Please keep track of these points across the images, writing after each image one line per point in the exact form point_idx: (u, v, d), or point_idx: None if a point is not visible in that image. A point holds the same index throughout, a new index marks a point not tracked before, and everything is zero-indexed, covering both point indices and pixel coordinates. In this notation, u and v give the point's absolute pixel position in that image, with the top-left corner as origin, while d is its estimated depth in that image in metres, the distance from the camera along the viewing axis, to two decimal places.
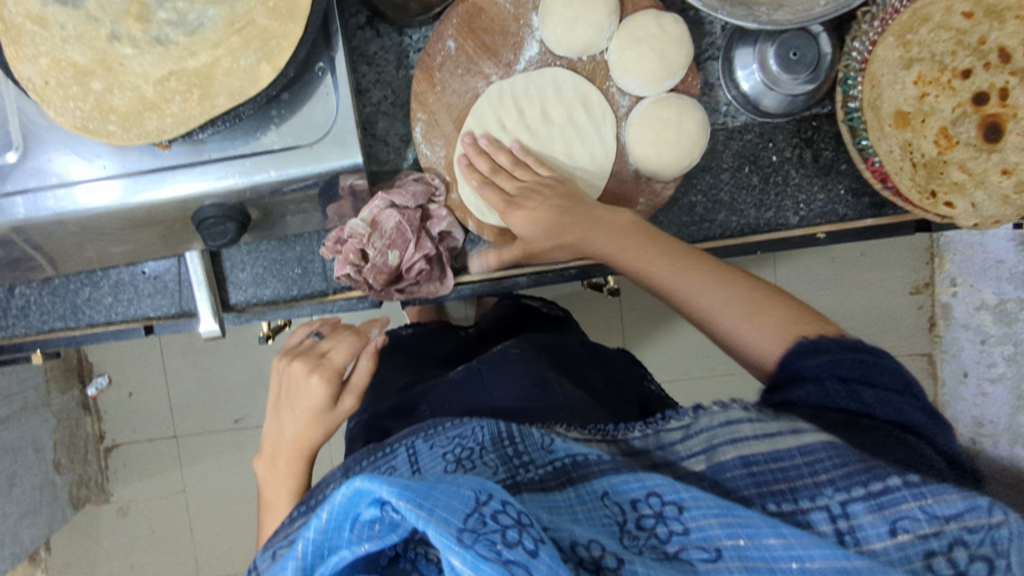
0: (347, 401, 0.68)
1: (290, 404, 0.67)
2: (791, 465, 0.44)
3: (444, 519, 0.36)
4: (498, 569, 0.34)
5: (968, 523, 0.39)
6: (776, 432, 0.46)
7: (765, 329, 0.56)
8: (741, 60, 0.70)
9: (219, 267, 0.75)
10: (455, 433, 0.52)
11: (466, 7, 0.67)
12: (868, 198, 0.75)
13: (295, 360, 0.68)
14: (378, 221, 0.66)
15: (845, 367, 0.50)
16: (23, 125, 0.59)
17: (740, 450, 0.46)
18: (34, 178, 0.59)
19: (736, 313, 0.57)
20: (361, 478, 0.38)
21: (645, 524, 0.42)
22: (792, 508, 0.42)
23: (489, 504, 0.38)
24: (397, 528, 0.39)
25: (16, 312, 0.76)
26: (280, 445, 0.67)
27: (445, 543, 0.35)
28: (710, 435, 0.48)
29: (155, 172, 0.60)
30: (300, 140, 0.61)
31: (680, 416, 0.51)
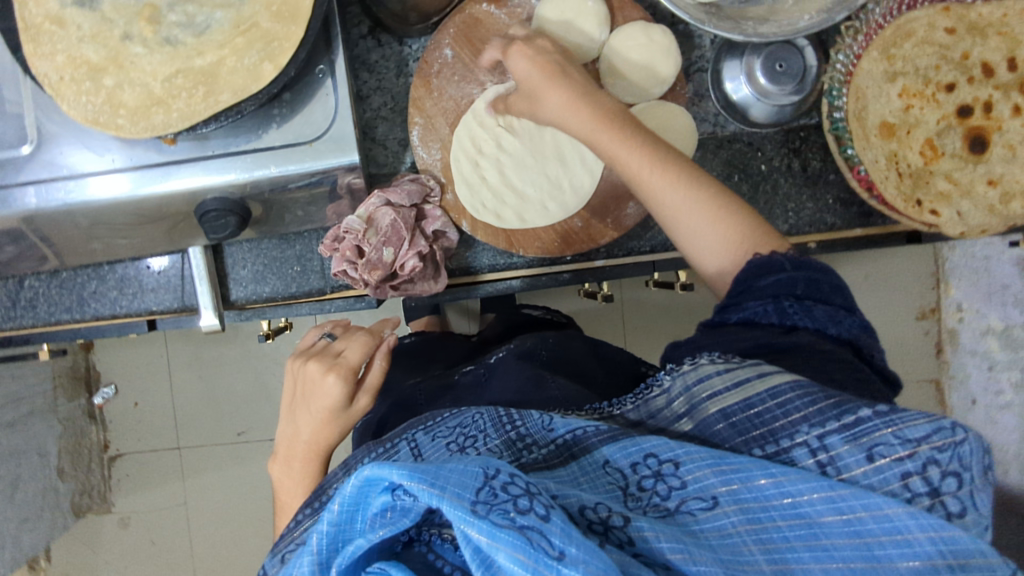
0: (363, 399, 0.69)
1: (305, 405, 0.68)
2: (764, 410, 0.44)
3: (456, 494, 0.37)
4: (514, 536, 0.35)
5: (937, 444, 0.38)
6: (745, 379, 0.46)
7: (721, 235, 0.55)
8: (728, 72, 0.72)
9: (221, 263, 0.77)
10: (456, 422, 0.53)
11: (463, 17, 0.71)
12: (856, 208, 0.76)
13: (308, 362, 0.69)
14: (373, 219, 0.68)
15: (799, 287, 0.51)
16: (38, 119, 0.62)
17: (718, 405, 0.46)
18: (46, 169, 0.62)
19: (697, 215, 0.55)
20: (370, 466, 0.39)
21: (646, 485, 0.43)
22: (777, 450, 0.42)
23: (498, 477, 0.38)
24: (409, 513, 0.39)
25: (25, 304, 0.78)
26: (295, 446, 0.68)
27: (460, 515, 0.36)
28: (689, 395, 0.49)
29: (161, 166, 0.63)
30: (299, 138, 0.64)
31: (660, 379, 0.52)
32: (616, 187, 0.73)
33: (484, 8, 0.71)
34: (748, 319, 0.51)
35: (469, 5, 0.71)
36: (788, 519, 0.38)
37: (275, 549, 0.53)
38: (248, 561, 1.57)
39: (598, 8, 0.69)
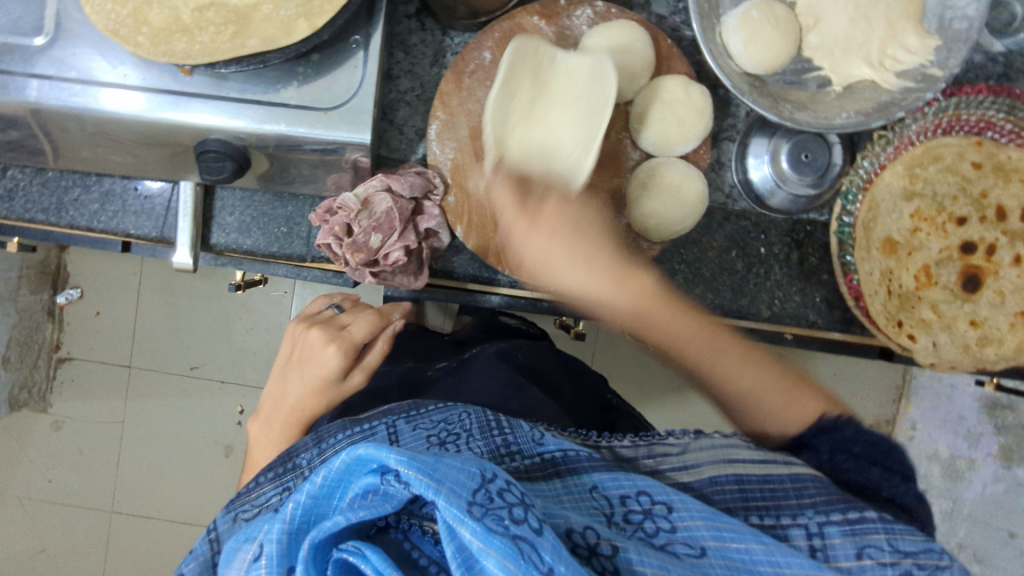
0: (355, 377, 0.73)
1: (300, 369, 0.73)
2: (779, 488, 0.49)
3: (452, 491, 0.40)
4: (506, 543, 0.38)
5: (920, 561, 0.44)
6: (769, 459, 0.52)
7: (792, 415, 0.59)
8: (754, 147, 0.72)
9: (209, 204, 0.76)
10: (441, 417, 0.56)
11: (512, 24, 0.69)
12: (839, 313, 0.76)
13: (313, 330, 0.74)
14: (370, 202, 0.68)
15: (858, 445, 0.55)
16: (60, 14, 0.60)
17: (736, 470, 0.51)
18: (54, 67, 0.61)
19: (772, 394, 0.59)
20: (367, 446, 0.42)
21: (631, 518, 0.46)
22: (774, 523, 0.47)
23: (494, 482, 0.42)
24: (391, 499, 0.41)
25: (2, 194, 0.76)
26: (281, 407, 0.73)
27: (456, 513, 0.39)
28: (707, 454, 0.53)
29: (171, 95, 0.62)
30: (316, 103, 0.63)
31: (681, 435, 0.56)
32: (613, 233, 0.72)
33: (534, 21, 0.69)
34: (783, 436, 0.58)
35: (520, 14, 0.69)
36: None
37: (233, 503, 0.57)
38: (168, 496, 1.56)
39: (646, 52, 0.68)
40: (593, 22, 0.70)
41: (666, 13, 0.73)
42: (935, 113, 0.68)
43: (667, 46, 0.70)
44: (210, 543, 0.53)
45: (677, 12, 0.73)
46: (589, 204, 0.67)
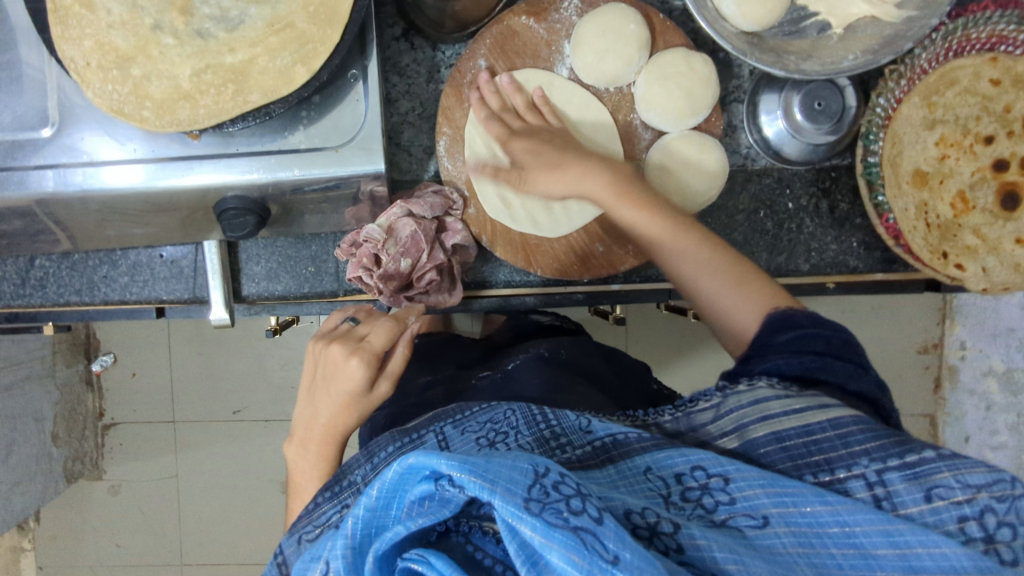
0: (382, 385, 0.66)
1: (325, 388, 0.66)
2: (824, 438, 0.45)
3: (507, 490, 0.38)
4: (567, 536, 0.36)
5: (996, 493, 0.40)
6: (805, 408, 0.47)
7: (751, 303, 0.57)
8: (765, 104, 0.71)
9: (235, 258, 0.76)
10: (486, 418, 0.54)
11: (500, 28, 0.69)
12: (880, 253, 0.75)
13: (331, 344, 0.66)
14: (394, 229, 0.67)
15: (820, 342, 0.52)
16: (61, 103, 0.61)
17: (772, 426, 0.47)
18: (65, 154, 0.61)
19: (724, 282, 0.58)
20: (416, 454, 0.40)
21: (689, 496, 0.44)
22: (830, 479, 0.44)
23: (548, 476, 0.39)
24: (449, 503, 0.40)
25: (34, 283, 0.77)
26: (312, 428, 0.66)
27: (513, 511, 0.37)
28: (740, 414, 0.50)
29: (182, 160, 0.62)
30: (326, 142, 0.63)
31: (709, 396, 0.53)
32: None
33: (523, 21, 0.69)
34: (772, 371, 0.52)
35: (508, 16, 0.68)
36: (842, 548, 0.40)
37: (294, 525, 0.54)
38: (234, 539, 1.58)
39: (640, 31, 0.67)
40: (582, 10, 0.69)
41: None
42: (943, 39, 0.66)
43: (660, 20, 0.69)
44: (280, 567, 0.53)
45: None
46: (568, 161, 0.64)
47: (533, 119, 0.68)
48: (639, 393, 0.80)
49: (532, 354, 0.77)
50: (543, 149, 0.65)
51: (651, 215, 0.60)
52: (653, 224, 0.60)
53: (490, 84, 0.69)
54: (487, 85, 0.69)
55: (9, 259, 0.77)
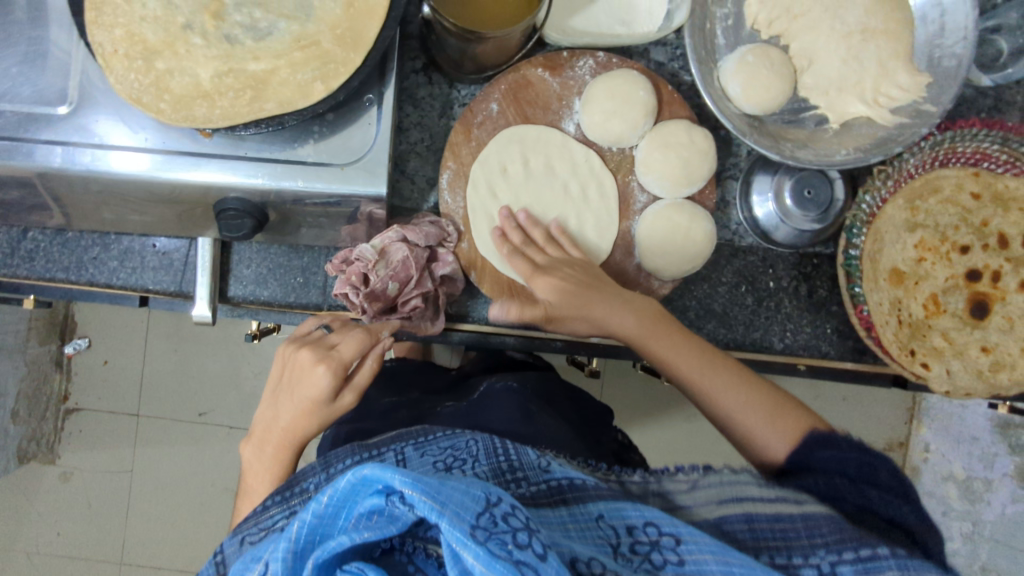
0: (347, 397, 0.67)
1: (291, 390, 0.66)
2: (791, 527, 0.48)
3: (456, 514, 0.39)
4: (508, 568, 0.37)
5: None
6: (779, 497, 0.50)
7: (785, 432, 0.60)
8: (758, 185, 0.74)
9: (227, 258, 0.77)
10: (448, 443, 0.55)
11: (516, 77, 0.72)
12: (851, 342, 0.77)
13: (302, 349, 0.67)
14: (387, 251, 0.69)
15: (853, 467, 0.55)
16: (83, 84, 0.63)
17: (745, 507, 0.50)
18: (77, 133, 0.63)
19: (759, 415, 0.62)
20: (372, 467, 0.40)
21: (638, 549, 0.45)
22: (785, 563, 0.47)
23: (499, 507, 0.40)
24: (396, 520, 0.40)
25: (23, 254, 0.78)
26: (271, 431, 0.67)
27: (459, 537, 0.38)
28: (719, 491, 0.51)
29: (190, 155, 0.63)
30: (332, 159, 0.65)
31: (688, 471, 0.53)
32: (624, 274, 0.74)
33: (538, 73, 0.72)
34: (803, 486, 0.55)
35: (525, 67, 0.72)
36: None
37: (238, 525, 0.55)
38: (177, 545, 1.55)
39: (648, 99, 0.70)
40: (595, 71, 0.73)
41: (664, 59, 0.76)
42: (930, 147, 0.70)
43: (669, 91, 0.73)
44: (217, 566, 0.53)
45: (676, 57, 0.76)
46: (609, 286, 0.67)
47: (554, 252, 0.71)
48: (602, 440, 0.80)
49: (501, 384, 0.77)
50: (586, 272, 0.67)
51: (687, 350, 0.65)
52: (689, 360, 0.65)
53: (510, 220, 0.72)
54: (508, 222, 0.72)
55: (3, 227, 0.77)
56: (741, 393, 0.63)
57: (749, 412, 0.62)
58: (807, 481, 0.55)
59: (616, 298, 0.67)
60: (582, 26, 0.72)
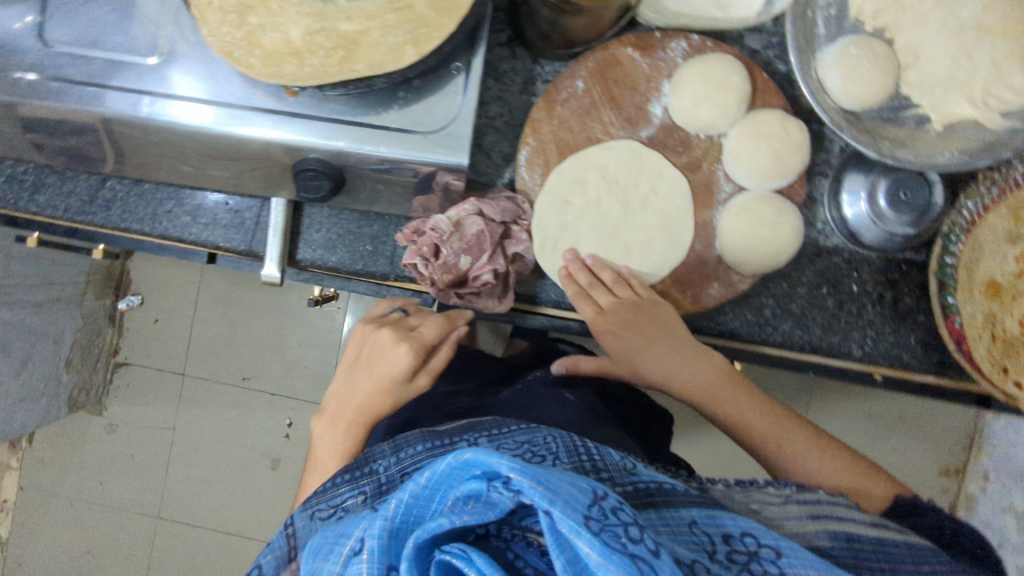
0: (421, 378, 0.71)
1: (370, 368, 0.72)
2: (895, 551, 0.49)
3: (568, 504, 0.37)
4: (626, 561, 0.35)
5: None
6: (878, 525, 0.51)
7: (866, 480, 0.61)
8: (849, 184, 0.70)
9: (298, 221, 0.77)
10: (525, 438, 0.53)
11: (605, 55, 0.70)
12: (937, 355, 0.73)
13: (383, 329, 0.72)
14: (462, 224, 0.67)
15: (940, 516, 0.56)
16: (174, 36, 0.63)
17: (847, 527, 0.50)
18: (165, 84, 0.62)
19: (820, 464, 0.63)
20: (474, 450, 0.40)
21: (736, 558, 0.43)
22: None
23: (607, 500, 0.39)
24: (494, 507, 0.40)
25: (101, 202, 0.79)
26: (346, 407, 0.72)
27: (571, 526, 0.36)
28: (813, 509, 0.51)
29: (275, 112, 0.63)
30: (415, 126, 0.63)
31: (779, 486, 0.53)
32: (703, 265, 0.71)
33: (628, 52, 0.70)
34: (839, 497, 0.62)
35: (615, 45, 0.70)
36: None
37: (308, 501, 0.56)
38: None
39: (743, 85, 0.68)
40: (688, 54, 0.71)
41: (759, 46, 0.73)
42: None
43: (763, 79, 0.70)
44: (286, 538, 0.54)
45: (772, 45, 0.73)
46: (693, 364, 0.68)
47: (620, 291, 0.70)
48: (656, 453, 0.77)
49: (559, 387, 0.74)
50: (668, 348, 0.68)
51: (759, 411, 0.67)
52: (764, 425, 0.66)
53: (575, 261, 0.71)
54: (573, 263, 0.71)
55: (85, 175, 0.79)
56: (823, 459, 0.63)
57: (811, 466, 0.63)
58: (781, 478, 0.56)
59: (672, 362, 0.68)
60: (676, 6, 0.69)
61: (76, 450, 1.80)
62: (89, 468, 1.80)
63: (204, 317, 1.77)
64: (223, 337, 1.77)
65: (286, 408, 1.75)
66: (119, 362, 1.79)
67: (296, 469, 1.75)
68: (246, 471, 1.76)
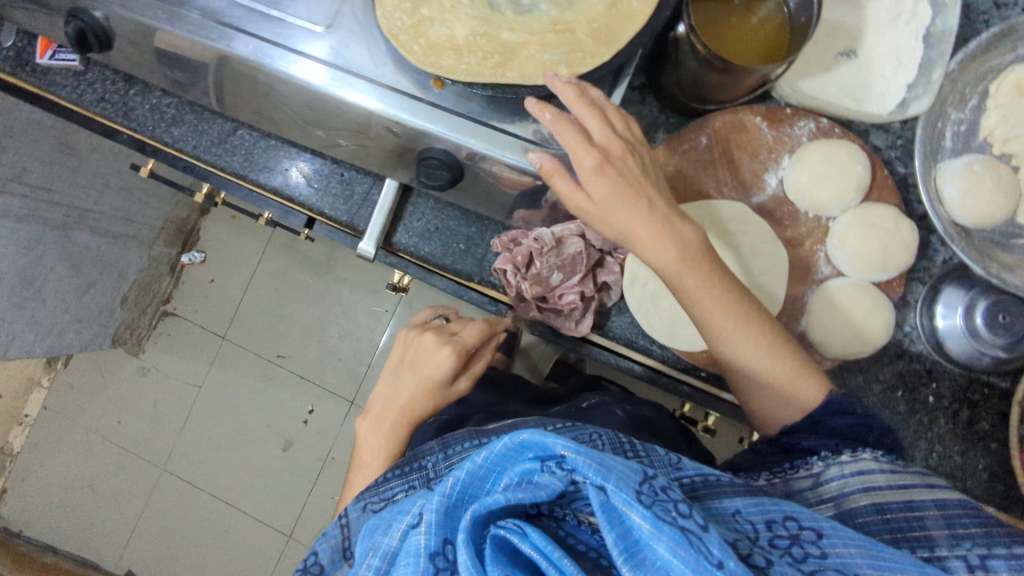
0: (461, 382, 0.77)
1: (412, 371, 0.77)
2: (924, 512, 0.53)
3: (620, 480, 0.42)
4: (676, 532, 0.40)
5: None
6: (909, 483, 0.56)
7: (799, 390, 0.66)
8: (945, 296, 0.71)
9: (402, 206, 0.80)
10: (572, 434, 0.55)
11: (733, 118, 0.73)
12: (1000, 483, 0.73)
13: (426, 334, 0.78)
14: (562, 242, 0.71)
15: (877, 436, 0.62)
16: (344, 12, 0.67)
17: (872, 496, 0.56)
18: (325, 52, 0.66)
19: (772, 374, 0.66)
20: (531, 432, 0.46)
21: (778, 543, 0.46)
22: (928, 553, 0.51)
23: (656, 480, 0.44)
24: (546, 487, 0.45)
25: (228, 147, 0.84)
26: (390, 408, 0.76)
27: (626, 498, 0.41)
28: (844, 483, 0.58)
29: (419, 99, 0.64)
30: (546, 142, 0.64)
31: (811, 465, 0.61)
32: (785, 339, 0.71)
33: (756, 121, 0.73)
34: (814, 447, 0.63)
35: (746, 112, 0.73)
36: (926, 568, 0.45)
37: (361, 494, 0.61)
38: None
39: (864, 175, 0.70)
40: (814, 135, 0.74)
41: (883, 144, 0.75)
42: None
43: (883, 175, 0.72)
44: (339, 529, 0.59)
45: (895, 146, 0.75)
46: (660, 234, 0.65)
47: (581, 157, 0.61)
48: None
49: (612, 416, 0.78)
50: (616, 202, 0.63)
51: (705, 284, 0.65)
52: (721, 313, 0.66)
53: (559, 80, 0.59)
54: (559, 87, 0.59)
55: (220, 120, 0.84)
56: (761, 349, 0.66)
57: (770, 370, 0.66)
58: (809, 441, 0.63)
59: (620, 211, 0.63)
60: (808, 87, 0.72)
61: (104, 385, 1.84)
62: (113, 404, 1.84)
63: (260, 287, 1.82)
64: (272, 310, 1.81)
65: (312, 394, 1.77)
66: (166, 311, 1.84)
67: (307, 455, 1.76)
68: (258, 445, 1.78)
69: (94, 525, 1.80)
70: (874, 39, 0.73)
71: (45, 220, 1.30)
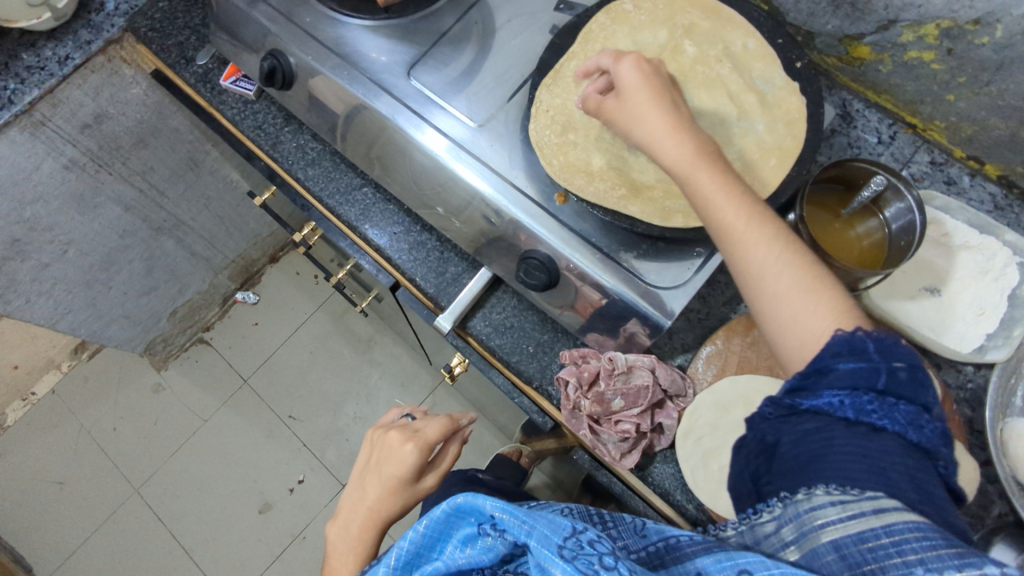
0: (429, 479, 0.73)
1: (376, 470, 0.72)
2: (877, 547, 0.42)
3: (544, 537, 0.47)
4: None
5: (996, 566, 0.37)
6: (858, 510, 0.44)
7: (817, 308, 0.52)
8: (996, 551, 0.70)
9: (486, 297, 0.86)
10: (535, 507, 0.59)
11: None
12: None
13: (390, 430, 0.73)
14: (632, 372, 0.75)
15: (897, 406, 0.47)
16: (498, 116, 0.76)
17: (826, 535, 0.45)
18: (473, 143, 0.74)
19: (792, 285, 0.53)
20: (464, 497, 0.51)
21: None
22: None
23: (585, 533, 0.47)
24: (490, 549, 0.50)
25: (350, 200, 0.92)
26: (356, 511, 0.71)
27: (548, 555, 0.45)
28: (799, 523, 0.47)
29: (544, 206, 0.72)
30: (644, 276, 0.69)
31: (771, 508, 0.50)
32: None
33: None
34: (820, 408, 0.48)
35: None
36: None
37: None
38: None
39: (933, 400, 0.73)
40: None
41: (953, 382, 0.79)
42: None
43: (951, 410, 0.75)
44: None
45: (964, 387, 0.79)
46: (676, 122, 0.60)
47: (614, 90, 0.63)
48: None
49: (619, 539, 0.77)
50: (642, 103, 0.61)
51: (720, 182, 0.57)
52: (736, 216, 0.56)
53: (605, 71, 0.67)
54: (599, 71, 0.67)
55: (351, 175, 0.93)
56: (777, 257, 0.54)
57: (775, 282, 0.53)
58: (822, 401, 0.48)
59: (648, 121, 0.60)
60: (892, 309, 0.79)
61: (119, 388, 1.85)
62: (118, 409, 1.83)
63: (298, 344, 1.86)
64: (299, 370, 1.83)
65: (308, 465, 1.74)
66: (202, 338, 1.88)
67: (281, 523, 1.69)
68: (236, 498, 1.73)
69: (45, 526, 1.73)
70: (960, 284, 0.80)
71: (145, 217, 1.38)
